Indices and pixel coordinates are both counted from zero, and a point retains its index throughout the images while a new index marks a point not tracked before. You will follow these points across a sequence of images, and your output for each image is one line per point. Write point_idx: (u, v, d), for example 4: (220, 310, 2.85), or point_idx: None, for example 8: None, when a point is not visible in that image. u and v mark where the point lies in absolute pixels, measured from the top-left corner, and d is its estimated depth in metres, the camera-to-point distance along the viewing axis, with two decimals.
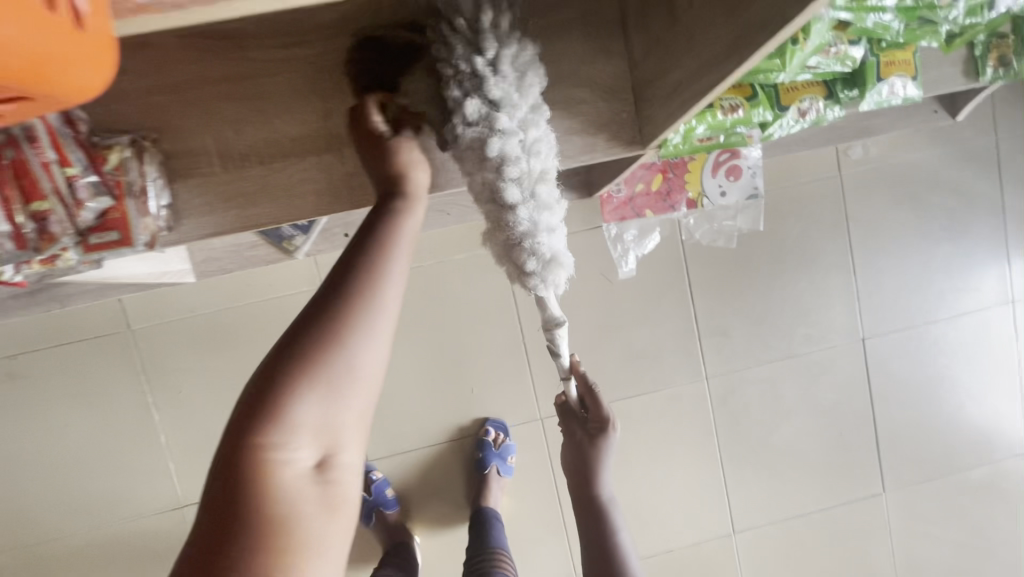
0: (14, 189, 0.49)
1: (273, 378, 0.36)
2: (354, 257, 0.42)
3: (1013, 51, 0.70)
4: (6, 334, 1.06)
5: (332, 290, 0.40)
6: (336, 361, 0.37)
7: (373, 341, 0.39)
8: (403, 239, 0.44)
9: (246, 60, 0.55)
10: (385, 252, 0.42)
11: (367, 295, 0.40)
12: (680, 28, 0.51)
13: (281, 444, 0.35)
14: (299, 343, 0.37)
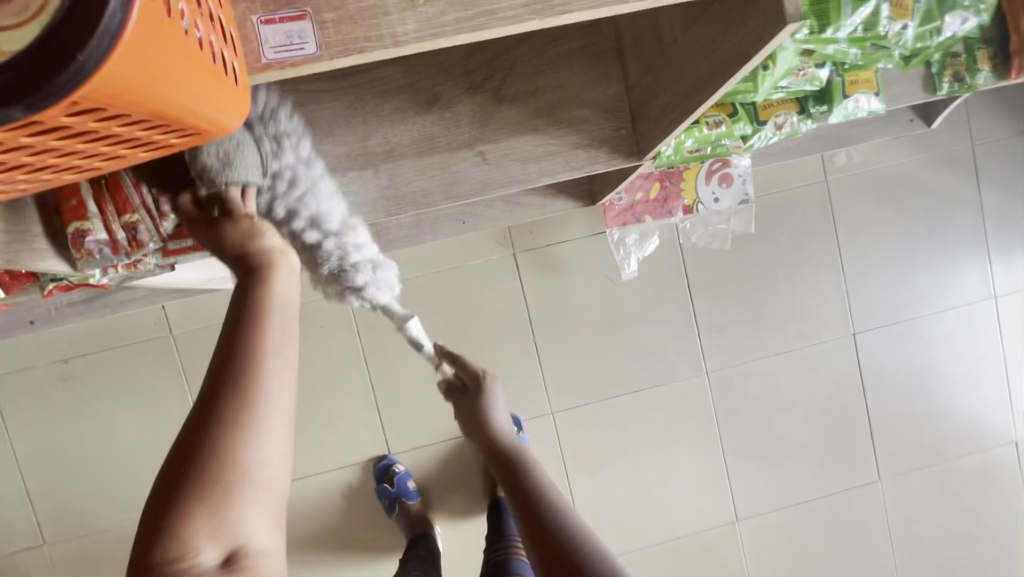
0: (110, 204, 0.59)
1: (171, 488, 0.39)
2: (227, 350, 0.42)
3: (967, 68, 0.79)
4: (59, 339, 1.15)
5: (212, 391, 0.41)
6: (226, 464, 0.39)
7: (263, 435, 0.41)
8: (275, 318, 0.44)
9: (301, 92, 0.67)
10: (259, 340, 0.43)
11: (249, 393, 0.41)
12: (667, 59, 0.60)
13: (185, 551, 0.38)
14: (191, 449, 0.40)
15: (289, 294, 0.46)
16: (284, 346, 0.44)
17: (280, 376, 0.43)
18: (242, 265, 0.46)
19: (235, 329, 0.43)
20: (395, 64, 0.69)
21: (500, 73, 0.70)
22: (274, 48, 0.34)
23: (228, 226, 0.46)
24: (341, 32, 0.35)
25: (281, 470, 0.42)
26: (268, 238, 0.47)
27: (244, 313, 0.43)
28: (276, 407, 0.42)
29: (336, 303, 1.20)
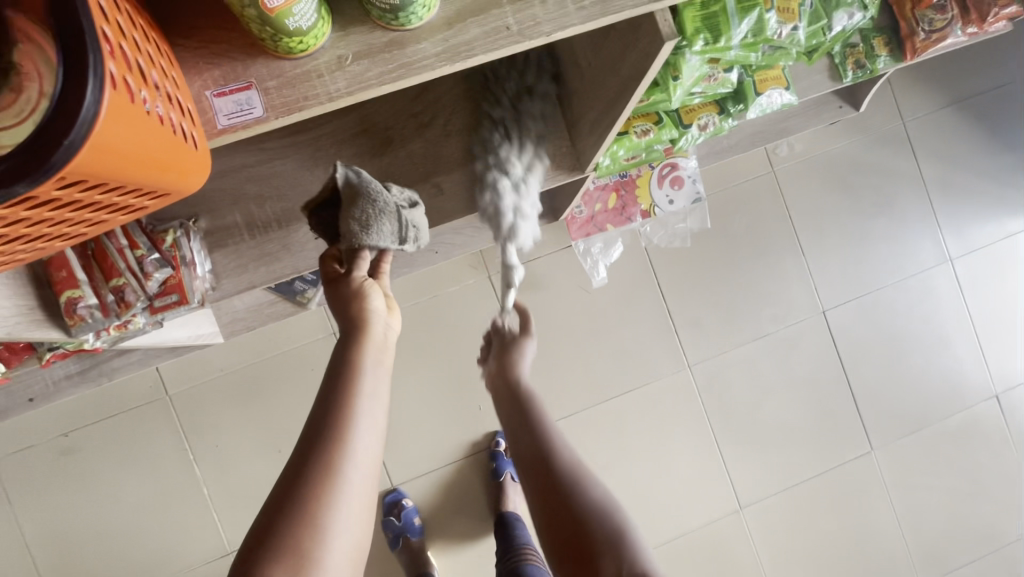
0: (100, 271, 0.66)
1: (282, 498, 0.50)
2: (330, 390, 0.55)
3: (866, 55, 0.87)
4: (55, 414, 1.18)
5: (320, 422, 0.53)
6: (327, 456, 0.51)
7: (357, 438, 0.53)
8: (371, 354, 0.57)
9: (264, 150, 0.75)
10: (358, 368, 0.56)
11: (347, 405, 0.54)
12: (586, 81, 0.67)
13: (289, 518, 0.49)
14: (303, 449, 0.52)
15: (380, 348, 0.58)
16: (376, 377, 0.57)
17: (374, 418, 0.55)
18: (348, 315, 0.59)
19: (341, 372, 0.55)
20: (348, 114, 0.77)
21: (445, 112, 0.78)
22: (226, 115, 0.41)
23: (346, 283, 0.60)
24: (281, 95, 0.41)
25: (369, 471, 0.53)
26: (373, 299, 0.60)
27: (346, 360, 0.56)
28: (367, 421, 0.54)
29: (324, 345, 1.23)
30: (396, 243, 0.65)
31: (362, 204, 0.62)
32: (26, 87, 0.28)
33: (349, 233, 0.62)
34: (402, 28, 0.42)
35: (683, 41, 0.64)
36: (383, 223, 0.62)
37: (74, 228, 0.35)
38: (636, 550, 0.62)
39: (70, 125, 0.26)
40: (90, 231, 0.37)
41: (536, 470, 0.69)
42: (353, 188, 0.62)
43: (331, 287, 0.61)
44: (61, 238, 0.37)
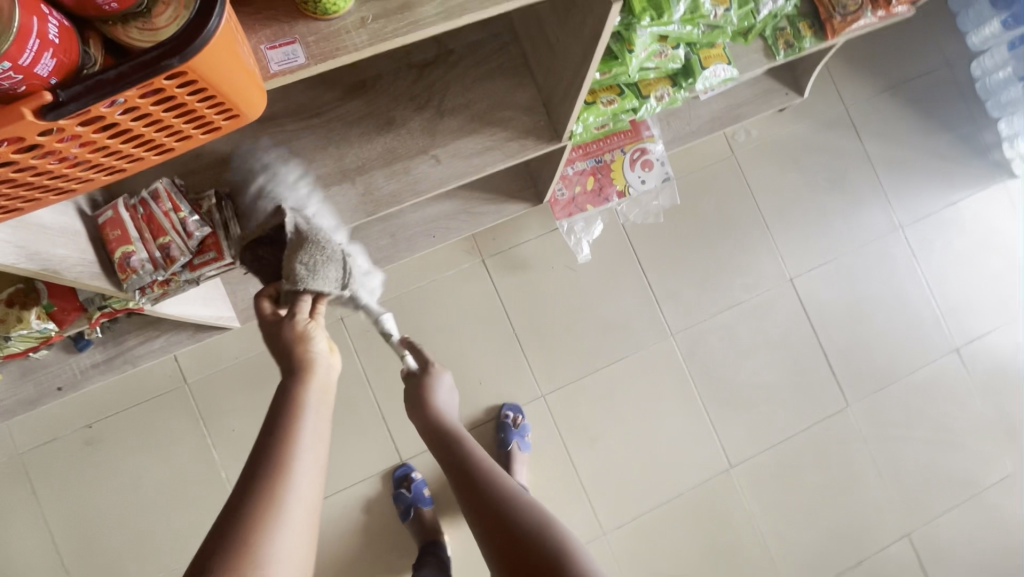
0: (147, 232, 0.76)
1: (227, 518, 0.54)
2: (273, 429, 0.60)
3: (793, 36, 1.02)
4: (79, 407, 1.25)
5: (264, 461, 0.57)
6: (271, 481, 0.56)
7: (299, 466, 0.58)
8: (314, 390, 0.64)
9: (285, 131, 0.87)
10: (300, 403, 0.62)
11: (292, 435, 0.59)
12: (558, 55, 0.81)
13: (231, 540, 0.53)
14: (250, 475, 0.57)
15: (321, 389, 0.64)
16: (319, 411, 0.63)
17: (315, 455, 0.60)
18: (292, 359, 0.64)
19: (286, 410, 0.61)
20: (355, 100, 0.90)
21: (438, 95, 0.91)
22: (276, 63, 0.52)
23: (288, 325, 0.67)
24: (319, 47, 0.53)
25: (311, 494, 0.58)
26: (316, 341, 0.66)
27: (290, 400, 0.62)
28: (309, 449, 0.60)
29: (332, 330, 1.33)
30: (336, 287, 0.76)
31: (312, 250, 0.75)
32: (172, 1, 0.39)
33: (296, 273, 0.73)
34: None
35: (632, 17, 0.78)
36: (330, 268, 0.75)
37: (168, 134, 0.46)
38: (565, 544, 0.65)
39: (203, 24, 0.38)
40: (176, 145, 0.48)
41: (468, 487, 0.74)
42: (302, 236, 0.76)
43: (272, 329, 0.67)
44: (153, 151, 0.47)
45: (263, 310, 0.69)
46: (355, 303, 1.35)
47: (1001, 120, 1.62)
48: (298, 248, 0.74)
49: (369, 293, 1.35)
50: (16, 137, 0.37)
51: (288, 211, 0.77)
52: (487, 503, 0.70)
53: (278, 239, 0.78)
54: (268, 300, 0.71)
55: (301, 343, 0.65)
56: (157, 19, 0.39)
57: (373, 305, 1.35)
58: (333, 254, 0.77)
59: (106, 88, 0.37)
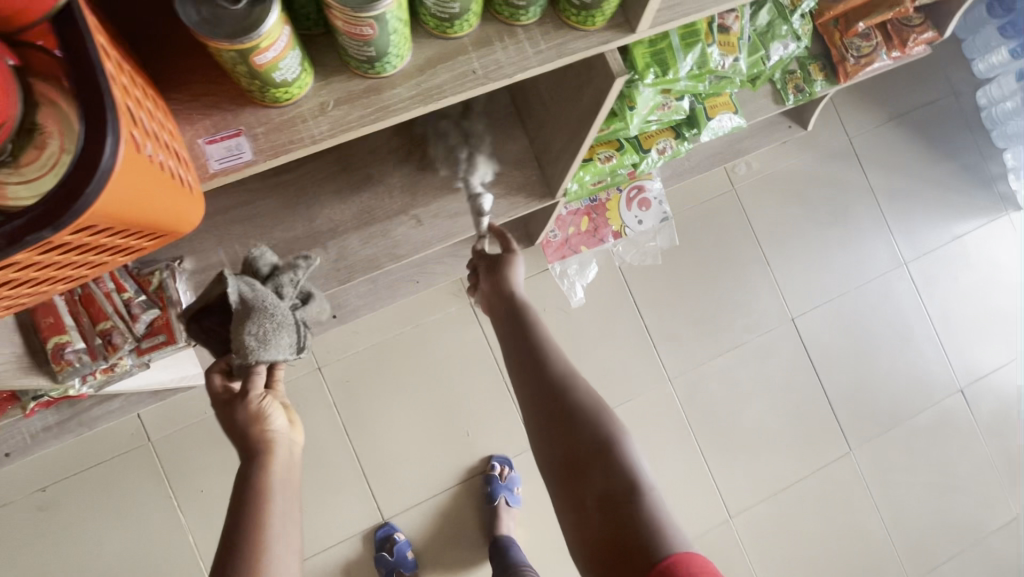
0: (87, 316, 0.69)
1: None
2: (234, 534, 0.52)
3: (804, 80, 0.95)
4: (32, 469, 1.15)
5: (230, 574, 0.50)
6: None
7: (270, 574, 0.51)
8: (276, 472, 0.56)
9: (248, 191, 0.78)
10: (264, 495, 0.54)
11: (259, 535, 0.52)
12: (552, 112, 0.73)
13: None
14: None
15: (286, 473, 0.57)
16: (284, 498, 0.56)
17: (290, 548, 0.54)
18: (248, 445, 0.57)
19: (246, 506, 0.53)
20: (327, 154, 0.81)
21: (421, 147, 0.82)
22: (218, 160, 0.44)
23: (241, 406, 0.58)
24: (269, 140, 0.45)
25: None
26: (274, 418, 0.58)
27: (249, 493, 0.54)
28: (280, 548, 0.53)
29: (308, 381, 1.24)
30: (291, 353, 0.67)
31: (260, 317, 0.64)
32: (49, 144, 0.34)
33: (244, 347, 0.62)
34: (379, 76, 0.46)
35: (635, 74, 0.71)
36: (284, 335, 0.65)
37: (72, 268, 0.38)
38: (632, 458, 0.59)
39: (98, 167, 0.30)
40: (85, 272, 0.40)
41: (533, 387, 0.67)
42: (248, 305, 0.64)
43: (225, 410, 0.59)
44: (61, 281, 0.39)
45: (214, 388, 0.61)
46: (333, 351, 1.25)
47: (1006, 151, 1.57)
48: (244, 318, 0.63)
49: (350, 339, 1.26)
50: None
51: (228, 277, 0.64)
52: (545, 393, 0.65)
53: (221, 303, 0.67)
54: (220, 374, 0.63)
55: (256, 425, 0.57)
56: (26, 165, 0.34)
57: (353, 353, 1.26)
58: (284, 318, 0.66)
59: None
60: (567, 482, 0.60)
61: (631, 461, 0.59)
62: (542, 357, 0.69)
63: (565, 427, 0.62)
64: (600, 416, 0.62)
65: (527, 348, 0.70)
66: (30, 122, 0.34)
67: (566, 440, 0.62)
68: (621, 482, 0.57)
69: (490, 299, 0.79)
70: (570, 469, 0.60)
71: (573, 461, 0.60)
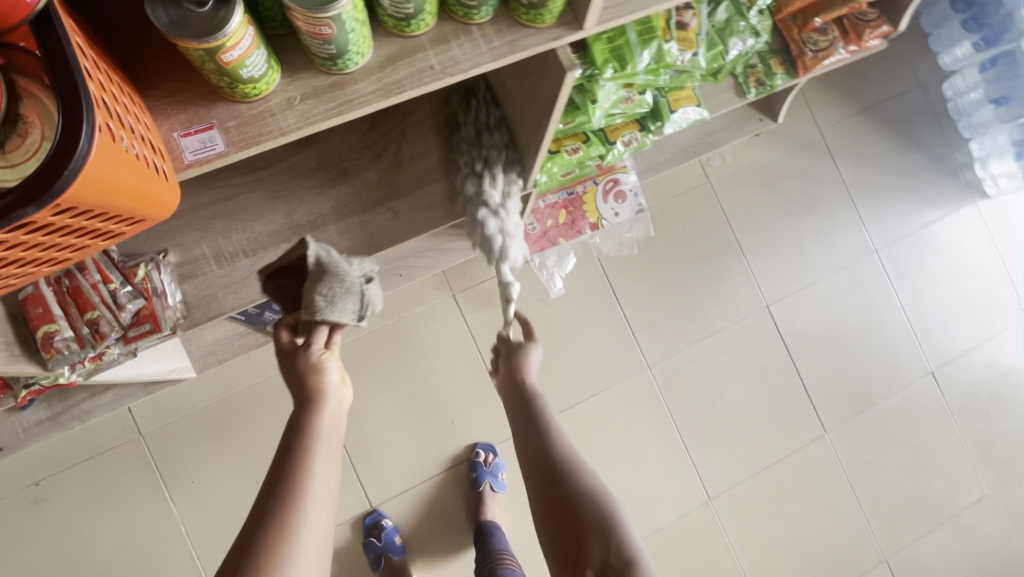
0: (75, 306, 0.72)
1: (237, 557, 0.54)
2: (284, 462, 0.59)
3: (765, 74, 0.99)
4: (25, 464, 1.18)
5: (279, 487, 0.57)
6: (284, 510, 0.56)
7: (311, 496, 0.58)
8: (329, 415, 0.64)
9: (228, 187, 0.82)
10: (313, 431, 0.62)
11: (306, 458, 0.60)
12: (518, 105, 0.77)
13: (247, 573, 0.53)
14: (264, 503, 0.57)
15: (334, 421, 0.65)
16: (331, 438, 0.63)
17: (329, 490, 0.60)
18: (304, 390, 0.65)
19: (297, 442, 0.61)
20: (305, 150, 0.84)
21: (395, 143, 0.86)
22: (192, 151, 0.47)
23: (304, 355, 0.66)
24: (240, 133, 0.48)
25: (325, 526, 0.58)
26: (330, 372, 0.66)
27: (301, 431, 0.62)
28: (323, 474, 0.60)
29: None
30: (354, 318, 0.70)
31: (331, 281, 0.67)
32: (31, 132, 0.38)
33: (313, 305, 0.66)
34: (342, 72, 0.49)
35: (595, 69, 0.74)
36: (349, 301, 0.67)
37: (58, 251, 0.41)
38: (626, 536, 0.71)
39: (73, 152, 0.33)
40: (71, 256, 0.43)
41: (540, 469, 0.78)
42: (323, 266, 0.67)
43: (289, 359, 0.67)
44: (47, 263, 0.42)
45: (280, 341, 0.68)
46: None
47: (972, 141, 1.62)
48: (317, 279, 0.66)
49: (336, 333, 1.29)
50: None
51: (310, 241, 0.68)
52: (551, 475, 0.77)
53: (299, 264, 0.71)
54: (287, 330, 0.69)
55: (313, 375, 0.65)
56: (14, 152, 0.38)
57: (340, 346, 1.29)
58: (352, 285, 0.69)
59: None
60: (567, 553, 0.71)
61: (627, 540, 0.70)
62: (549, 441, 0.81)
63: (566, 505, 0.74)
64: (598, 497, 0.74)
65: (533, 432, 0.83)
66: (14, 115, 0.38)
67: (570, 518, 0.73)
68: (616, 556, 0.69)
69: (506, 385, 0.93)
70: (571, 543, 0.71)
71: (575, 535, 0.71)
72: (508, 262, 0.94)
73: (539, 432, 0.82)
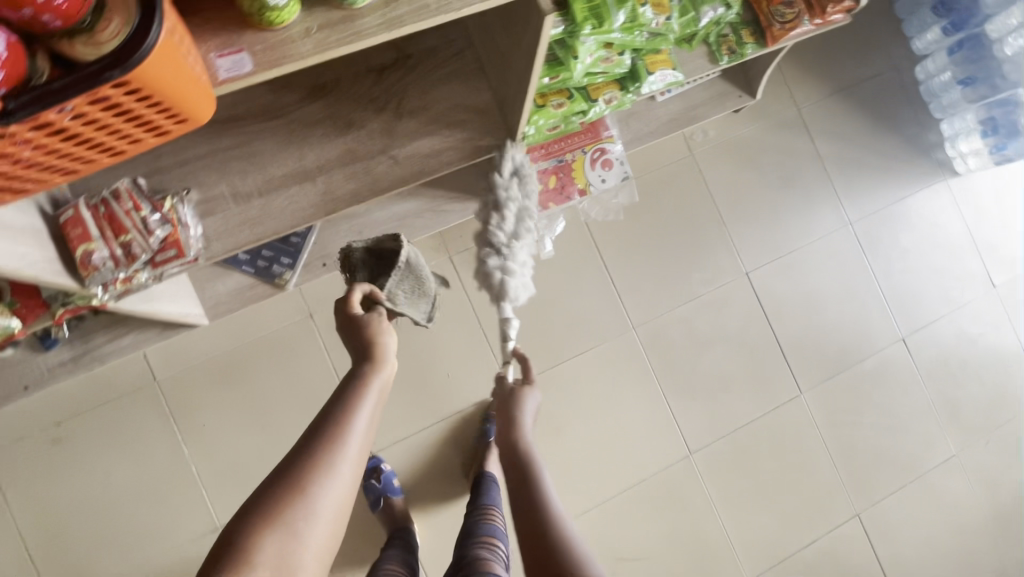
0: (109, 230, 0.80)
1: (282, 467, 0.61)
2: (337, 400, 0.67)
3: (736, 43, 1.08)
4: (47, 405, 1.26)
5: (330, 418, 0.65)
6: (329, 437, 0.63)
7: (355, 428, 0.65)
8: (385, 368, 0.70)
9: (245, 133, 0.90)
10: (366, 378, 0.69)
11: (357, 398, 0.67)
12: (506, 59, 0.86)
13: (286, 479, 0.60)
14: (315, 428, 0.64)
15: (386, 375, 0.71)
16: (382, 387, 0.70)
17: (367, 431, 0.67)
18: (361, 343, 0.71)
19: (354, 387, 0.68)
20: (314, 102, 0.92)
21: (397, 97, 0.94)
22: (225, 70, 0.56)
23: (365, 322, 0.72)
24: (265, 56, 0.57)
25: (360, 454, 0.65)
26: (388, 335, 0.72)
27: (356, 377, 0.69)
28: (366, 414, 0.67)
29: (301, 327, 1.35)
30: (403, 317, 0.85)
31: (404, 278, 0.84)
32: (114, 22, 0.43)
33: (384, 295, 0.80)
34: (352, 7, 0.58)
35: (574, 26, 0.83)
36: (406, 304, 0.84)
37: (117, 136, 0.49)
38: None
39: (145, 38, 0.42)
40: (126, 147, 0.52)
41: (532, 527, 0.74)
42: (408, 263, 0.84)
43: (350, 318, 0.73)
44: (105, 153, 0.51)
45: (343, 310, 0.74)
46: (323, 300, 1.36)
47: (943, 121, 1.71)
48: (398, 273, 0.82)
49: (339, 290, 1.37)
50: None
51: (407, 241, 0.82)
52: (545, 542, 0.71)
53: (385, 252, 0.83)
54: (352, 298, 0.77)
55: (376, 343, 0.70)
56: (100, 34, 0.43)
57: None
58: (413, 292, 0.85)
59: (53, 97, 0.41)
60: None
61: None
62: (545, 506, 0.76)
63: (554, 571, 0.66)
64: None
65: (529, 489, 0.79)
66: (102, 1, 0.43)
67: None
68: None
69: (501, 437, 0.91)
70: None
71: None
72: (508, 300, 0.99)
73: (533, 504, 0.76)
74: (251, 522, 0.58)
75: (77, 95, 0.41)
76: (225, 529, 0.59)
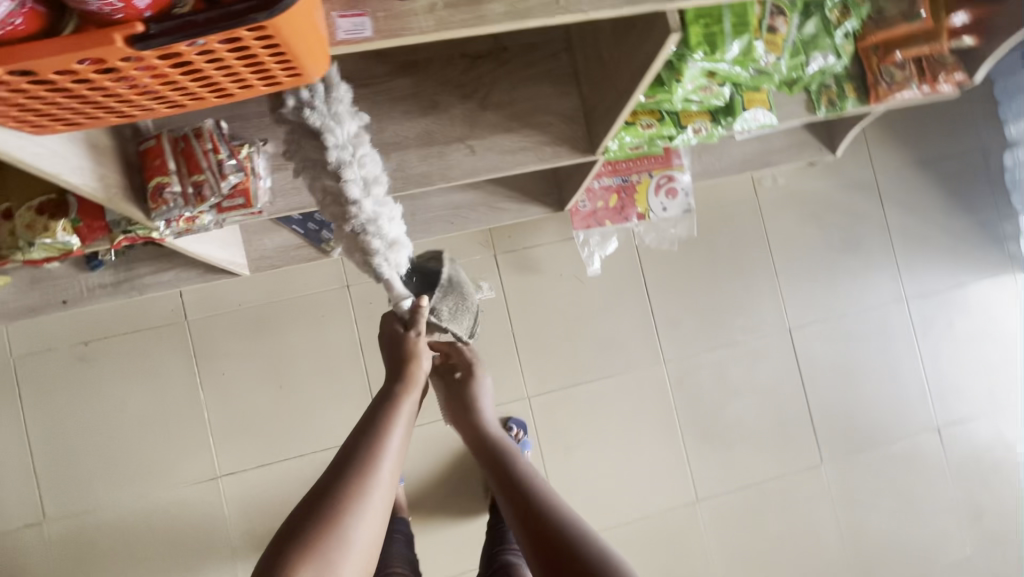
0: (184, 166, 0.79)
1: (319, 492, 0.59)
2: (371, 423, 0.66)
3: (837, 96, 1.04)
4: (80, 323, 1.28)
5: (364, 440, 0.64)
6: (365, 459, 0.62)
7: (388, 451, 0.64)
8: (414, 390, 0.70)
9: None
10: (398, 402, 0.68)
11: (391, 422, 0.66)
12: (608, 70, 0.83)
13: (325, 505, 0.58)
14: (350, 452, 0.63)
15: (414, 396, 0.70)
16: (410, 411, 0.69)
17: (399, 454, 0.65)
18: (395, 366, 0.70)
19: (387, 411, 0.67)
20: (403, 77, 0.91)
21: (486, 87, 0.93)
22: (343, 31, 0.54)
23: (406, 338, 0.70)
24: (386, 24, 0.55)
25: (392, 478, 0.63)
26: (423, 358, 0.71)
27: (388, 400, 0.68)
28: (398, 437, 0.66)
29: (336, 295, 1.35)
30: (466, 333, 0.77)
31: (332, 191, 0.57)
32: None
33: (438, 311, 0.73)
34: None
35: (687, 48, 0.80)
36: (465, 319, 0.75)
37: (230, 77, 0.48)
38: None
39: None
40: (237, 90, 0.50)
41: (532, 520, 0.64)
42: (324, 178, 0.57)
43: (392, 341, 0.71)
44: (214, 92, 0.50)
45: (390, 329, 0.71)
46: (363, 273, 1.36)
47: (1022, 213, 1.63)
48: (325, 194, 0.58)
49: None
50: (99, 58, 0.40)
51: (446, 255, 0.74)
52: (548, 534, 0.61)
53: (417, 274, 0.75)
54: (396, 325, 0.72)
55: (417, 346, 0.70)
56: None
57: None
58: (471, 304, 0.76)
59: (192, 30, 0.40)
60: None
61: None
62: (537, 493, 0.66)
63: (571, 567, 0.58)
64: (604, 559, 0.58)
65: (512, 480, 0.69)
66: None
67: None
68: None
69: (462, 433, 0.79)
70: None
71: None
72: None
73: (518, 486, 0.68)
74: (291, 549, 0.55)
75: (212, 32, 0.40)
76: (262, 560, 0.56)
